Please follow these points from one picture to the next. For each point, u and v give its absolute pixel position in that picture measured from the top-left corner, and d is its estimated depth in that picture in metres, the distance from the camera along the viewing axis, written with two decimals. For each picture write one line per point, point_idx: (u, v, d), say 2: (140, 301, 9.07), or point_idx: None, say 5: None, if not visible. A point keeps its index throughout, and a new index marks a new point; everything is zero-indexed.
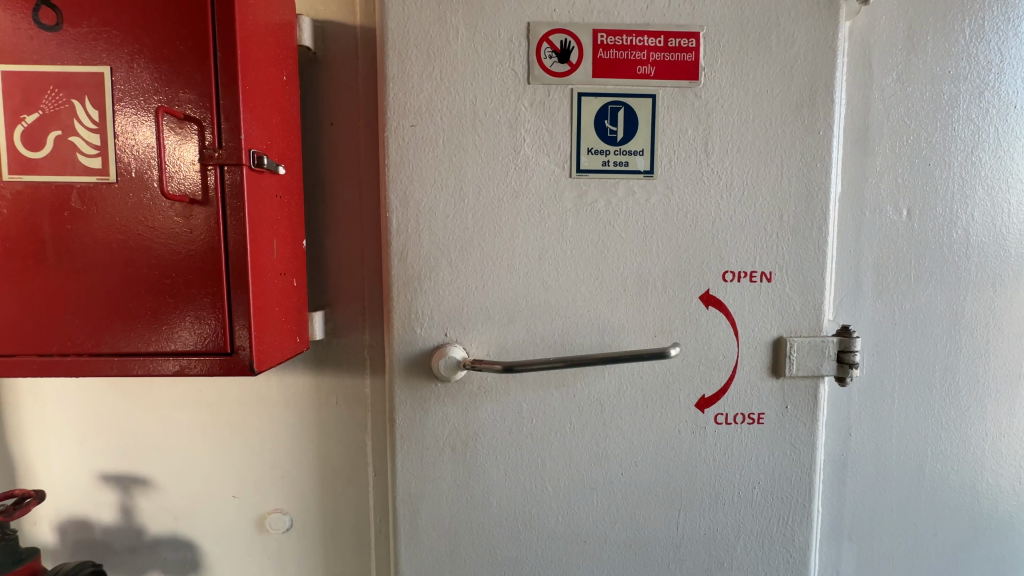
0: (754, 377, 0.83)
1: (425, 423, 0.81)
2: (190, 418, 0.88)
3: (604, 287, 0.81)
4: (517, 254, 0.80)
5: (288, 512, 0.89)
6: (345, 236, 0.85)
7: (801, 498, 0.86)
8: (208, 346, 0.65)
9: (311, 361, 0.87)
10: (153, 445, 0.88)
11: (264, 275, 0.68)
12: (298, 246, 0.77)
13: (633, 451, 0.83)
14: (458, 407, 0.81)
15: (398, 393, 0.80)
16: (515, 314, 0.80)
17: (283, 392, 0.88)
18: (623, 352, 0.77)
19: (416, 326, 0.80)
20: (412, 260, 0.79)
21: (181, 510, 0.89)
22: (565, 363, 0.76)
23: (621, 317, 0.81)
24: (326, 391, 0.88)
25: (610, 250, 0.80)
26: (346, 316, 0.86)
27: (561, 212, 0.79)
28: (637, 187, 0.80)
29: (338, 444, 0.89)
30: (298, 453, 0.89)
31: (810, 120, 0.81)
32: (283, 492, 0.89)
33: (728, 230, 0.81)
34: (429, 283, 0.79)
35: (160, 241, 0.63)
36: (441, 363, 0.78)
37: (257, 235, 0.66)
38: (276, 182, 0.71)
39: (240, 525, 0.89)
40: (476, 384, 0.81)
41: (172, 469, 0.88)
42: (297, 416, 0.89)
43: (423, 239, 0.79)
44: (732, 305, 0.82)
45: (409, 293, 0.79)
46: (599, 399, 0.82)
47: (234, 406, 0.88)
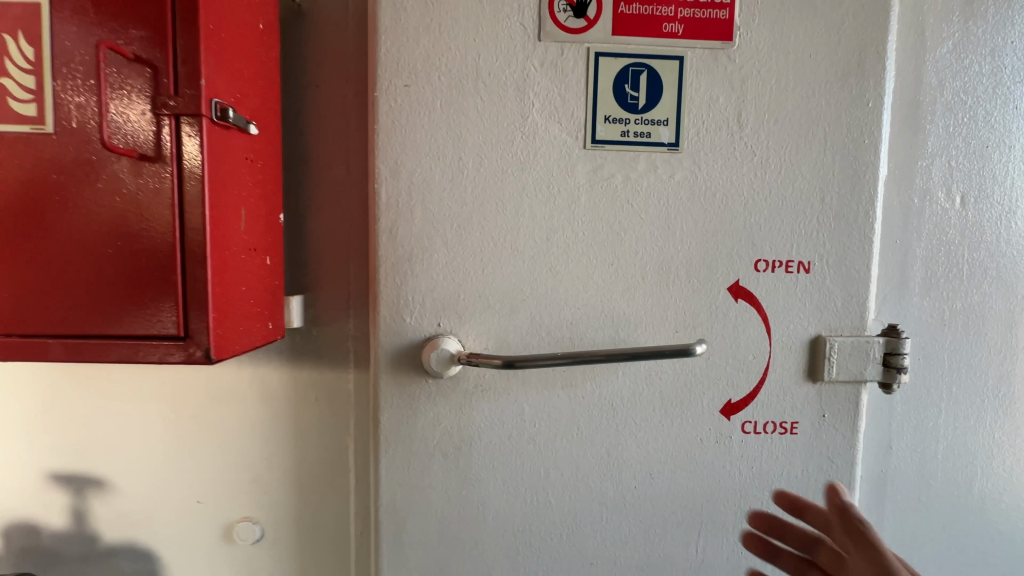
0: (787, 381, 0.73)
1: (413, 425, 0.71)
2: (154, 413, 0.79)
3: (620, 274, 0.71)
4: (521, 235, 0.70)
5: (259, 521, 0.80)
6: (329, 212, 0.75)
7: None
8: (156, 330, 0.54)
9: (288, 351, 0.78)
10: (112, 443, 0.79)
11: (228, 248, 0.58)
12: (273, 219, 0.68)
13: (649, 461, 0.73)
14: (451, 407, 0.71)
15: (383, 389, 0.71)
16: (518, 303, 0.71)
17: (257, 385, 0.79)
18: (638, 347, 0.67)
19: (405, 314, 0.70)
20: (402, 238, 0.69)
21: (140, 515, 0.80)
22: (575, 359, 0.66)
23: (639, 309, 0.71)
24: (304, 387, 0.79)
25: (628, 233, 0.71)
26: (328, 302, 0.77)
27: (573, 189, 0.70)
28: (660, 161, 0.70)
29: (316, 446, 0.79)
30: (272, 455, 0.79)
31: (858, 90, 0.71)
32: (254, 497, 0.80)
33: (762, 213, 0.72)
34: (420, 266, 0.70)
35: (102, 205, 0.53)
36: (432, 356, 0.69)
37: (219, 201, 0.56)
38: (247, 143, 0.61)
39: (205, 534, 0.80)
40: (472, 382, 0.71)
41: (133, 470, 0.79)
42: (272, 413, 0.79)
43: (415, 215, 0.69)
44: (766, 298, 0.73)
45: (398, 277, 0.70)
46: (612, 401, 0.72)
47: (202, 400, 0.79)
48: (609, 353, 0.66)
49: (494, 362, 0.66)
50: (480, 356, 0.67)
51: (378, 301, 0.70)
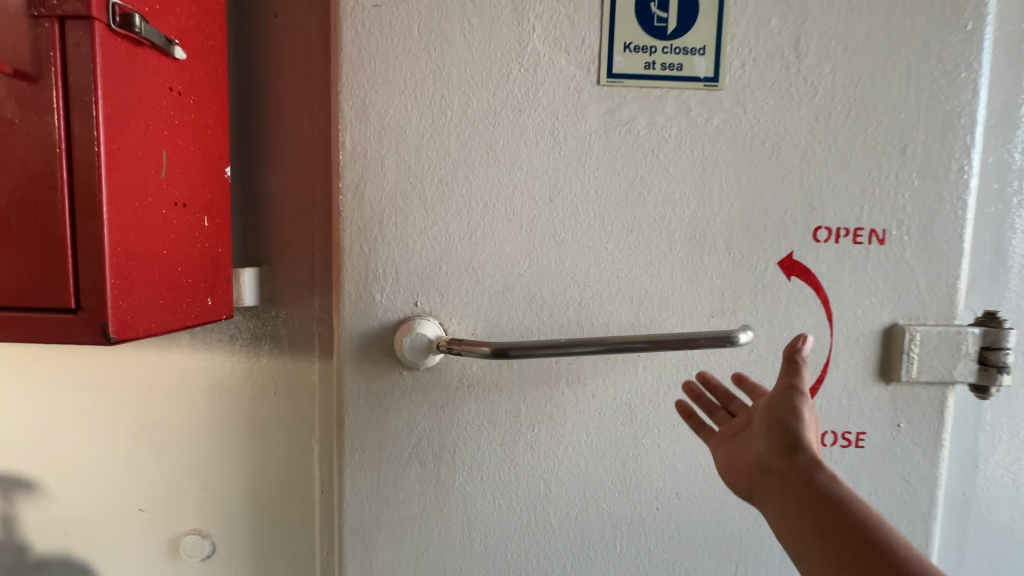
0: (852, 381, 0.58)
1: (384, 426, 0.58)
2: (88, 405, 0.67)
3: (642, 244, 0.57)
4: (517, 194, 0.56)
5: (210, 535, 0.68)
6: (290, 168, 0.63)
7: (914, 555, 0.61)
8: (42, 301, 0.42)
9: (243, 336, 0.66)
10: (42, 440, 0.67)
11: (141, 200, 0.46)
12: (215, 171, 0.55)
13: (674, 477, 0.59)
14: (430, 405, 0.58)
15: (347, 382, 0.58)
16: (513, 279, 0.57)
17: (206, 375, 0.67)
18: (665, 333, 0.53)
19: (375, 290, 0.57)
20: (371, 197, 0.56)
21: (73, 524, 0.68)
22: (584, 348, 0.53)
23: (664, 288, 0.57)
24: (262, 378, 0.66)
25: (652, 192, 0.56)
26: (289, 277, 0.64)
27: (583, 137, 0.56)
28: (694, 102, 0.56)
29: (275, 448, 0.67)
30: (225, 457, 0.67)
31: (953, 9, 0.55)
32: (204, 507, 0.68)
33: (824, 167, 0.56)
34: (392, 231, 0.56)
35: None
36: (406, 343, 0.55)
37: (126, 138, 0.44)
38: (171, 70, 0.49)
39: (148, 548, 0.68)
40: (456, 375, 0.58)
41: (66, 471, 0.68)
42: (224, 408, 0.67)
43: (388, 167, 0.56)
44: (827, 277, 0.57)
45: (365, 245, 0.56)
46: (630, 402, 0.58)
47: (145, 392, 0.67)
48: (628, 341, 0.52)
49: (480, 350, 0.52)
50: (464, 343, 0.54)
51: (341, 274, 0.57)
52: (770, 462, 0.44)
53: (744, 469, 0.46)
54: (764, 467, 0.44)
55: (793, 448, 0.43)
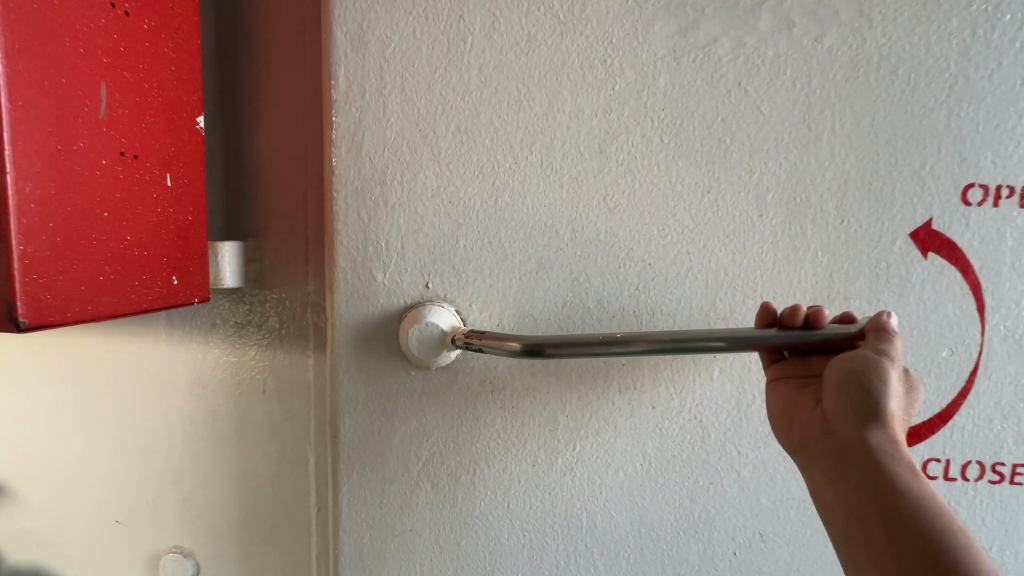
0: (1005, 395, 0.44)
1: (387, 441, 0.46)
2: (56, 401, 0.58)
3: (720, 210, 0.43)
4: (557, 144, 0.43)
5: (193, 553, 0.59)
6: (277, 121, 0.52)
7: None
8: None
9: (227, 323, 0.56)
10: (10, 439, 0.59)
11: (66, 145, 0.35)
12: (182, 117, 0.44)
13: (757, 514, 0.46)
14: (444, 415, 0.46)
15: (341, 385, 0.45)
16: (550, 255, 0.44)
17: (187, 369, 0.57)
18: (759, 327, 0.39)
19: (375, 269, 0.44)
20: (370, 148, 0.44)
21: (46, 535, 0.60)
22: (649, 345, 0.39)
23: (749, 269, 0.43)
24: (248, 373, 0.56)
25: (738, 141, 0.42)
26: (279, 253, 0.53)
27: (646, 66, 0.42)
28: (801, 14, 0.41)
29: (263, 456, 0.57)
30: (208, 465, 0.58)
31: None
32: (186, 521, 0.59)
33: (977, 105, 0.41)
34: (397, 192, 0.44)
35: None
36: (414, 335, 0.43)
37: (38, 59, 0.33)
38: None
39: (126, 565, 0.60)
40: (478, 378, 0.45)
41: (36, 475, 0.60)
42: (206, 407, 0.57)
43: (391, 109, 0.43)
44: (977, 255, 0.42)
45: (363, 210, 0.44)
46: (701, 416, 0.45)
47: (118, 388, 0.57)
48: (707, 335, 0.39)
49: (511, 348, 0.39)
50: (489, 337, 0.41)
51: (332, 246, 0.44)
52: (836, 427, 0.38)
53: (799, 424, 0.40)
54: (825, 429, 0.38)
55: (868, 420, 0.37)
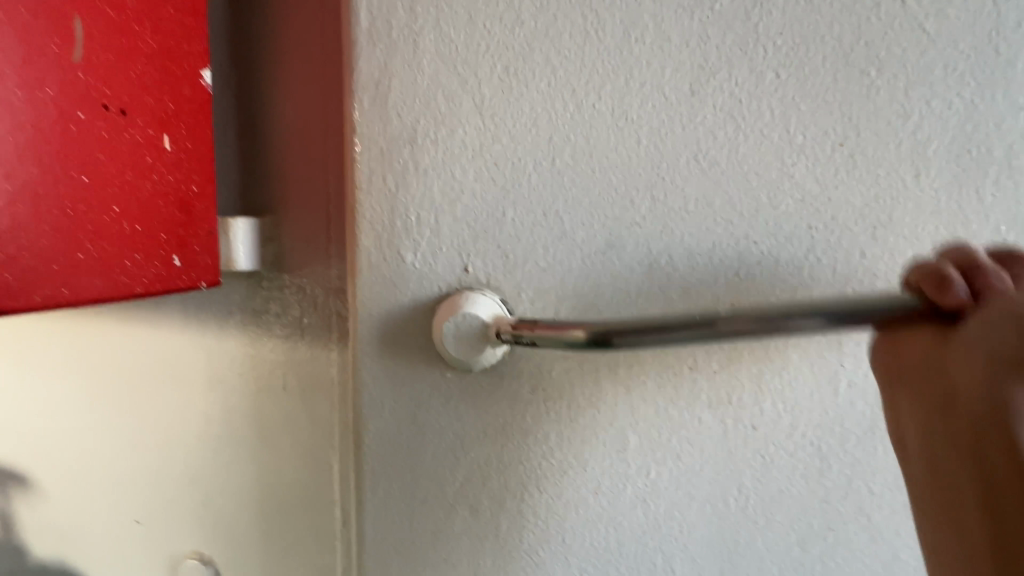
0: None
1: (416, 459, 0.38)
2: (74, 392, 0.55)
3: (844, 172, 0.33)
4: (636, 85, 0.33)
5: (213, 560, 0.54)
6: (294, 77, 0.44)
7: None
8: None
9: (244, 311, 0.49)
10: (31, 428, 0.56)
11: (27, 92, 0.29)
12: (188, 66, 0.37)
13: (880, 556, 0.36)
14: (485, 428, 0.37)
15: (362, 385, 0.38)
16: (622, 232, 0.34)
17: (202, 361, 0.51)
18: (912, 295, 0.30)
19: (403, 248, 0.36)
20: (396, 98, 0.35)
21: (70, 529, 0.57)
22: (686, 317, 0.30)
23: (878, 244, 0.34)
24: (268, 367, 0.50)
25: (887, 74, 0.32)
26: (299, 231, 0.46)
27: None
28: None
29: (284, 460, 0.51)
30: (226, 467, 0.52)
31: None
32: (207, 525, 0.54)
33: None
34: (430, 154, 0.35)
35: None
36: (447, 330, 0.35)
37: None
38: None
39: (148, 566, 0.56)
40: (527, 384, 0.36)
41: (57, 468, 0.57)
42: (224, 403, 0.51)
43: (424, 48, 0.34)
44: None
45: (390, 177, 0.35)
46: (816, 440, 0.35)
47: (133, 380, 0.53)
48: (808, 311, 0.29)
49: (569, 343, 0.31)
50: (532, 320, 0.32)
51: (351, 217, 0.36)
52: (952, 371, 0.29)
53: (897, 368, 0.30)
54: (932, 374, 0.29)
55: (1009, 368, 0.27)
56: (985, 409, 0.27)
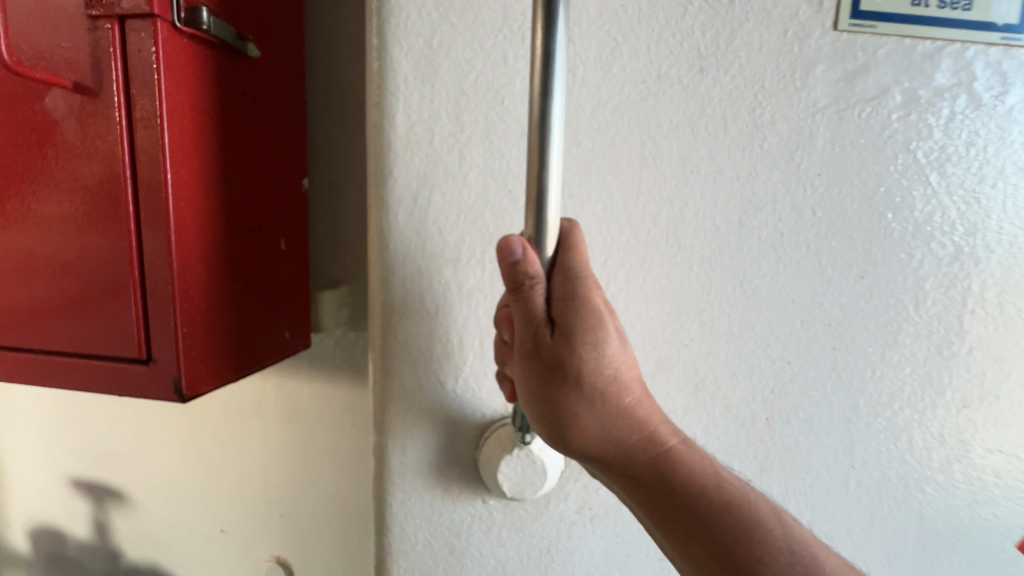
0: None
1: (458, 548, 0.47)
2: (170, 422, 0.65)
3: (841, 280, 0.47)
4: (683, 214, 0.46)
5: (289, 563, 0.65)
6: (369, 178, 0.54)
7: None
8: (114, 348, 0.38)
9: (317, 361, 0.59)
10: (130, 451, 0.67)
11: (213, 230, 0.40)
12: (289, 181, 0.49)
13: None
14: (528, 550, 0.48)
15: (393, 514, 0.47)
16: (669, 347, 0.47)
17: (282, 400, 0.62)
18: None
19: (445, 375, 0.45)
20: (445, 213, 0.44)
21: (160, 537, 0.68)
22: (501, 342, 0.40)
23: (869, 327, 0.48)
24: (339, 407, 0.60)
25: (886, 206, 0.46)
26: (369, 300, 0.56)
27: (804, 119, 0.45)
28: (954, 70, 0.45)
29: (351, 482, 0.61)
30: (301, 487, 0.63)
31: None
32: (284, 534, 0.64)
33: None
34: (476, 278, 0.44)
35: (31, 159, 0.36)
36: (503, 469, 0.44)
37: (195, 161, 0.38)
38: (241, 70, 0.42)
39: (229, 567, 0.67)
40: (573, 505, 0.48)
41: (150, 485, 0.67)
42: (300, 435, 0.62)
43: (468, 171, 0.43)
44: None
45: (432, 297, 0.44)
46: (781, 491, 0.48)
47: (223, 413, 0.64)
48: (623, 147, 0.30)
49: None
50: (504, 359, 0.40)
51: (387, 381, 0.45)
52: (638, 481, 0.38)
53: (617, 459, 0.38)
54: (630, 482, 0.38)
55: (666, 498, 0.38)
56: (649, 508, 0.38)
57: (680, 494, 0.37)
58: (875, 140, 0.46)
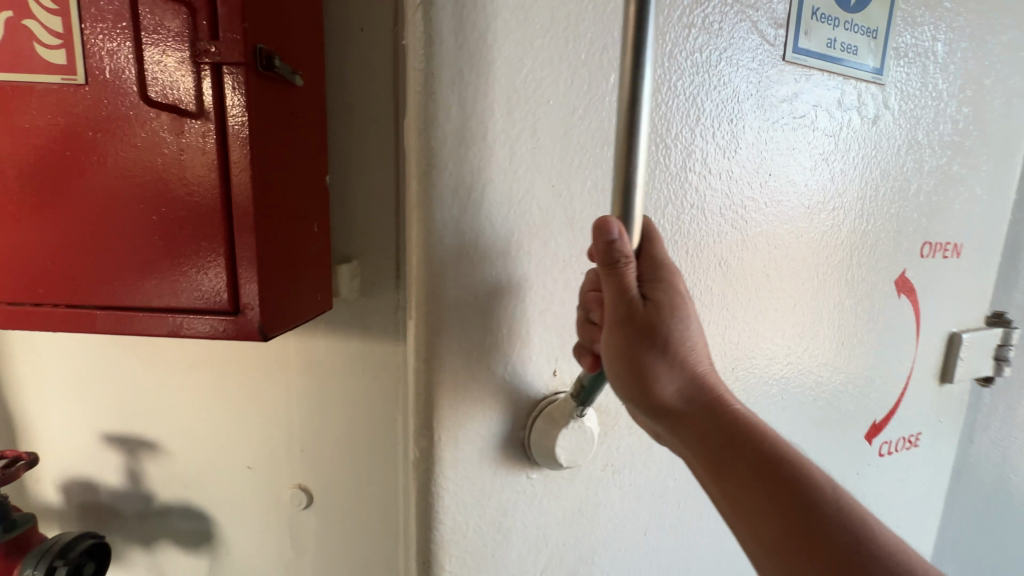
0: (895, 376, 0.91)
1: (506, 515, 0.64)
2: (199, 380, 0.77)
3: (774, 249, 0.74)
4: (684, 205, 0.65)
5: (309, 488, 0.80)
6: (374, 173, 0.69)
7: (886, 480, 0.93)
8: (209, 304, 0.51)
9: (333, 321, 0.74)
10: (161, 407, 0.78)
11: (279, 217, 0.54)
12: (317, 177, 0.63)
13: None
14: (563, 514, 0.67)
15: (446, 478, 0.60)
16: None
17: (301, 355, 0.76)
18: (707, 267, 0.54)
19: (498, 367, 0.61)
20: (502, 203, 0.57)
21: (191, 478, 0.80)
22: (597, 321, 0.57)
23: (783, 275, 0.75)
24: (352, 358, 0.75)
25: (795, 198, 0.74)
26: (375, 270, 0.72)
27: (761, 128, 0.69)
28: (841, 93, 0.74)
29: (363, 418, 0.77)
30: (320, 425, 0.77)
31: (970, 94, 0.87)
32: (304, 465, 0.79)
33: (888, 184, 0.83)
34: (527, 266, 0.60)
35: (141, 165, 0.49)
36: (562, 441, 0.60)
37: (269, 167, 0.51)
38: (293, 96, 0.55)
39: (255, 498, 0.80)
40: (598, 465, 0.69)
41: (181, 434, 0.79)
42: (318, 384, 0.76)
43: (519, 166, 0.57)
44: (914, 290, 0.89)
45: (489, 286, 0.58)
46: None
47: (249, 369, 0.77)
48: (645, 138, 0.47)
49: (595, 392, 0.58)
50: (593, 336, 0.58)
51: (439, 371, 0.58)
52: (706, 437, 0.55)
53: (694, 422, 0.55)
54: (702, 440, 0.55)
55: (727, 446, 0.54)
56: (719, 455, 0.54)
57: (746, 447, 0.53)
58: (802, 145, 0.73)
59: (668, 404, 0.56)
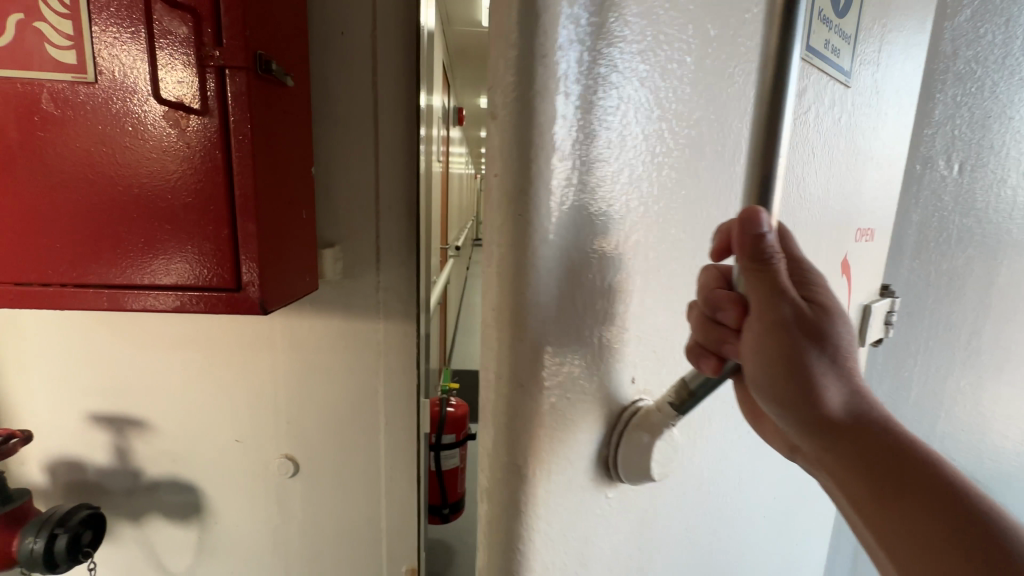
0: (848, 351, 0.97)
1: None
2: (187, 359, 0.82)
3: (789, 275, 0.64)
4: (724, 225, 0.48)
5: (295, 458, 0.86)
6: (356, 164, 0.76)
7: None
8: (211, 281, 0.57)
9: (317, 301, 0.80)
10: (148, 387, 0.82)
11: (274, 204, 0.60)
12: (304, 168, 0.69)
13: None
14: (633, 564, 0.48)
15: (538, 529, 0.39)
16: None
17: (287, 333, 0.82)
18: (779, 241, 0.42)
19: (574, 371, 0.39)
20: (602, 145, 0.36)
21: (180, 453, 0.85)
22: (712, 315, 0.39)
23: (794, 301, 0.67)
24: (336, 335, 0.82)
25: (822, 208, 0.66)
26: (357, 254, 0.79)
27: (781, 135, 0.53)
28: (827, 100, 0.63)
29: (347, 390, 0.84)
30: (306, 398, 0.84)
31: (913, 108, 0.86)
32: (291, 436, 0.85)
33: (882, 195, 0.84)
34: (633, 236, 0.40)
35: (150, 156, 0.54)
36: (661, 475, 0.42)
37: (266, 159, 0.58)
38: (285, 94, 0.62)
39: (243, 469, 0.86)
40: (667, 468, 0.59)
41: (168, 412, 0.83)
42: (303, 359, 0.83)
43: (622, 93, 0.36)
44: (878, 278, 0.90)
45: (591, 266, 0.38)
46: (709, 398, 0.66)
47: (236, 347, 0.82)
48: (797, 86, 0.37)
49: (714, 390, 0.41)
50: (709, 334, 0.40)
51: (536, 400, 0.37)
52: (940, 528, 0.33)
53: (862, 458, 0.37)
54: (879, 501, 0.35)
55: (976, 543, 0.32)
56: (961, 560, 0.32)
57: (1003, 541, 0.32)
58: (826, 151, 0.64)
59: (835, 421, 0.37)
